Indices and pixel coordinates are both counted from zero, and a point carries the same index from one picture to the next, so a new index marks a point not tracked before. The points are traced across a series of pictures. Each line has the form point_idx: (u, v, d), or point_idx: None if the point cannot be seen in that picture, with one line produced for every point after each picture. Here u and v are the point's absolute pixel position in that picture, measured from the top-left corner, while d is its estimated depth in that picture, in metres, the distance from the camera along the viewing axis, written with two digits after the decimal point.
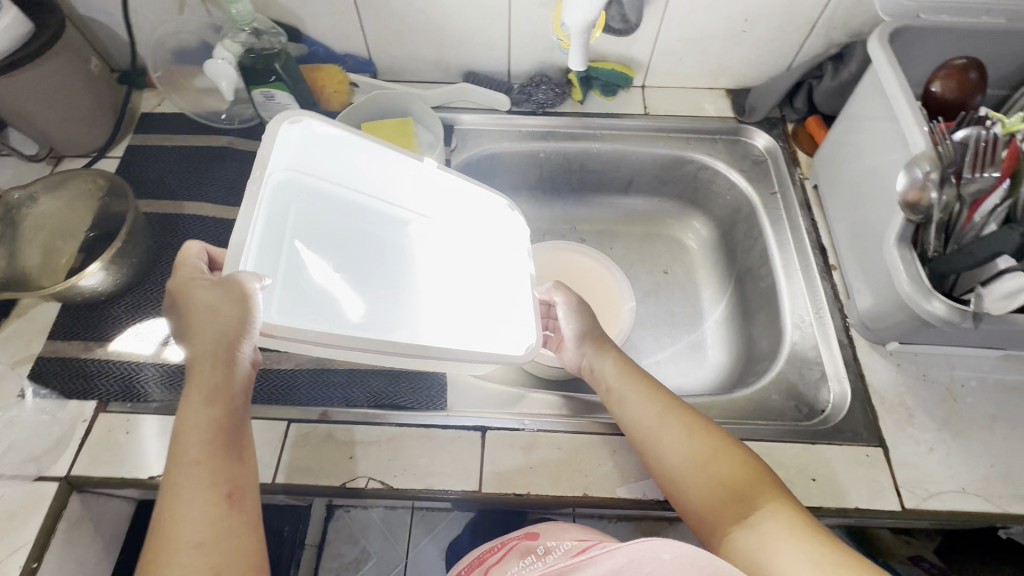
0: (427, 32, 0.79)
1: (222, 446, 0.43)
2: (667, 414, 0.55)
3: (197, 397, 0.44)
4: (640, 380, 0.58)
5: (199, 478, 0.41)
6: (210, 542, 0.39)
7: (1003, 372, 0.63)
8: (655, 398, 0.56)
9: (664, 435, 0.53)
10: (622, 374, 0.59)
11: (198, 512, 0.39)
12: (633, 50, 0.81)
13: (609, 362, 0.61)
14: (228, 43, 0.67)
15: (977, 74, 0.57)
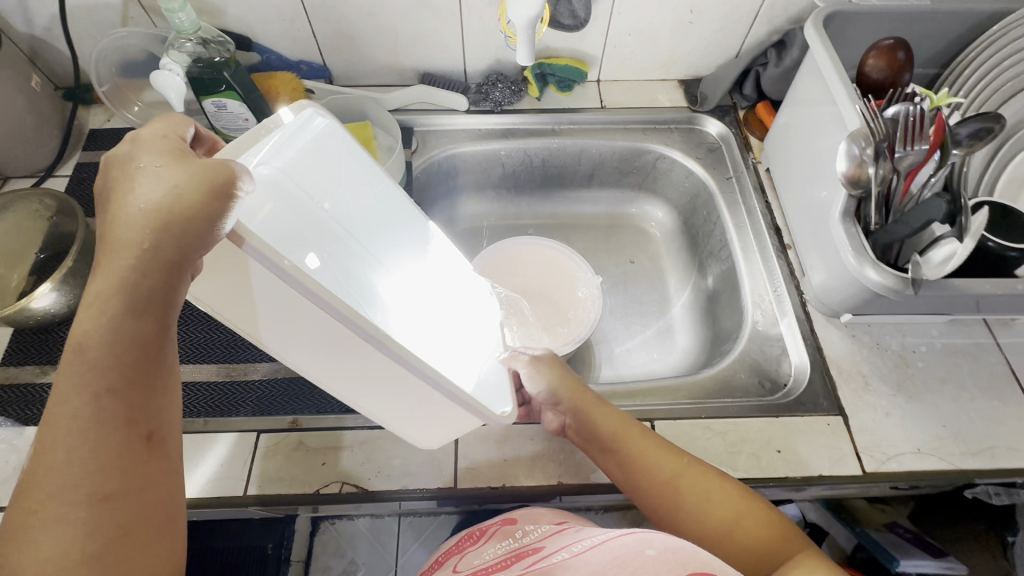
0: (380, 35, 0.79)
1: (143, 375, 0.32)
2: (680, 465, 0.51)
3: (122, 301, 0.32)
4: (638, 436, 0.53)
5: (109, 414, 0.30)
6: (119, 498, 0.30)
7: (949, 336, 0.66)
8: (661, 454, 0.52)
9: (682, 490, 0.49)
10: (618, 431, 0.54)
11: (98, 456, 0.29)
12: (585, 45, 0.82)
13: (602, 416, 0.55)
14: (176, 54, 0.67)
15: (904, 54, 0.59)
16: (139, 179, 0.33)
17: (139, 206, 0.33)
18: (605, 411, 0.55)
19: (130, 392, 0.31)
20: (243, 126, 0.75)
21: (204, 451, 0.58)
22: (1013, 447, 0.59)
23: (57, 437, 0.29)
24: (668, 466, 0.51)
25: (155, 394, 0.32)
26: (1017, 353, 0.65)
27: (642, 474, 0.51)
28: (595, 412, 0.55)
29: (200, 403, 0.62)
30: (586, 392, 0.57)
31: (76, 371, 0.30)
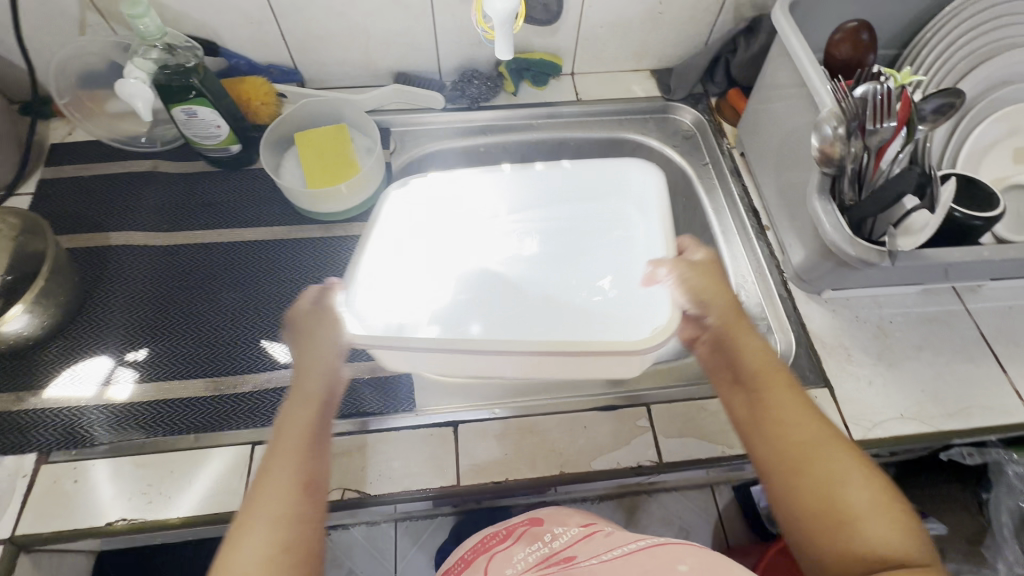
0: (351, 36, 0.78)
1: (306, 445, 0.44)
2: (822, 438, 0.44)
3: (301, 402, 0.48)
4: (780, 381, 0.48)
5: (283, 493, 0.41)
6: (286, 525, 0.39)
7: (923, 305, 0.69)
8: (806, 410, 0.46)
9: (817, 459, 0.43)
10: (762, 373, 0.48)
11: (269, 525, 0.39)
12: (558, 39, 0.83)
13: (744, 349, 0.50)
14: (140, 61, 0.65)
15: (868, 36, 0.62)
16: (305, 310, 0.53)
17: (314, 326, 0.52)
18: (755, 346, 0.50)
19: (297, 480, 0.42)
20: (215, 133, 0.72)
21: (199, 468, 0.57)
22: (985, 405, 0.62)
23: (243, 514, 0.40)
24: (811, 426, 0.45)
25: (315, 488, 0.42)
26: (986, 316, 0.69)
27: (772, 427, 0.45)
28: (739, 342, 0.50)
29: (191, 419, 0.60)
30: (736, 319, 0.52)
31: (266, 464, 0.43)
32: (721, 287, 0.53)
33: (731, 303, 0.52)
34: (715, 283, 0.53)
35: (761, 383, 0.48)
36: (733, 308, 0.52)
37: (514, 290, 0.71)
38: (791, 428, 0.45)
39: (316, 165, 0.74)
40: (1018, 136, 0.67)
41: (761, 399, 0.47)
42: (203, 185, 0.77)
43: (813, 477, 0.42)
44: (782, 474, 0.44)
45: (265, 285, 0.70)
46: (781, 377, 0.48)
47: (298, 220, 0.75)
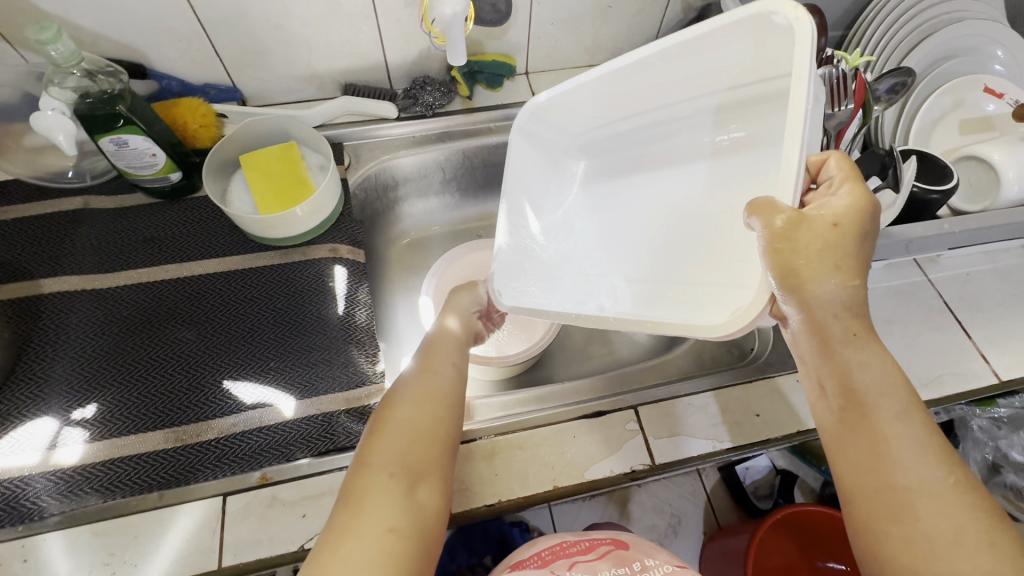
0: (292, 48, 0.74)
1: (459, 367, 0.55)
2: (941, 483, 0.38)
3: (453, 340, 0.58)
4: (902, 409, 0.40)
5: (436, 393, 0.50)
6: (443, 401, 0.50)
7: (890, 279, 0.71)
8: (925, 449, 0.39)
9: (923, 501, 0.38)
10: (884, 389, 0.41)
11: (423, 412, 0.48)
12: (510, 39, 0.81)
13: (853, 363, 0.41)
14: (58, 91, 0.60)
15: (818, 19, 0.62)
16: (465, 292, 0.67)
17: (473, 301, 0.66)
18: (876, 360, 0.41)
19: (445, 388, 0.51)
20: (150, 162, 0.67)
21: (166, 529, 0.53)
22: (955, 372, 0.64)
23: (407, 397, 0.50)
24: (928, 475, 0.38)
25: (455, 402, 0.51)
26: (948, 285, 0.71)
27: (874, 456, 0.40)
28: (855, 349, 0.41)
29: (151, 477, 0.55)
30: (844, 325, 0.41)
31: (427, 369, 0.53)
32: (820, 263, 0.40)
33: (845, 304, 0.41)
34: (822, 258, 0.40)
35: (871, 410, 0.41)
36: (847, 309, 0.41)
37: (644, 208, 0.63)
38: (899, 473, 0.39)
39: (266, 189, 0.69)
40: (964, 108, 0.69)
41: (872, 427, 0.40)
42: (142, 219, 0.71)
43: (905, 524, 0.38)
44: (875, 507, 0.39)
45: (223, 322, 0.65)
46: (903, 408, 0.40)
47: (251, 248, 0.71)
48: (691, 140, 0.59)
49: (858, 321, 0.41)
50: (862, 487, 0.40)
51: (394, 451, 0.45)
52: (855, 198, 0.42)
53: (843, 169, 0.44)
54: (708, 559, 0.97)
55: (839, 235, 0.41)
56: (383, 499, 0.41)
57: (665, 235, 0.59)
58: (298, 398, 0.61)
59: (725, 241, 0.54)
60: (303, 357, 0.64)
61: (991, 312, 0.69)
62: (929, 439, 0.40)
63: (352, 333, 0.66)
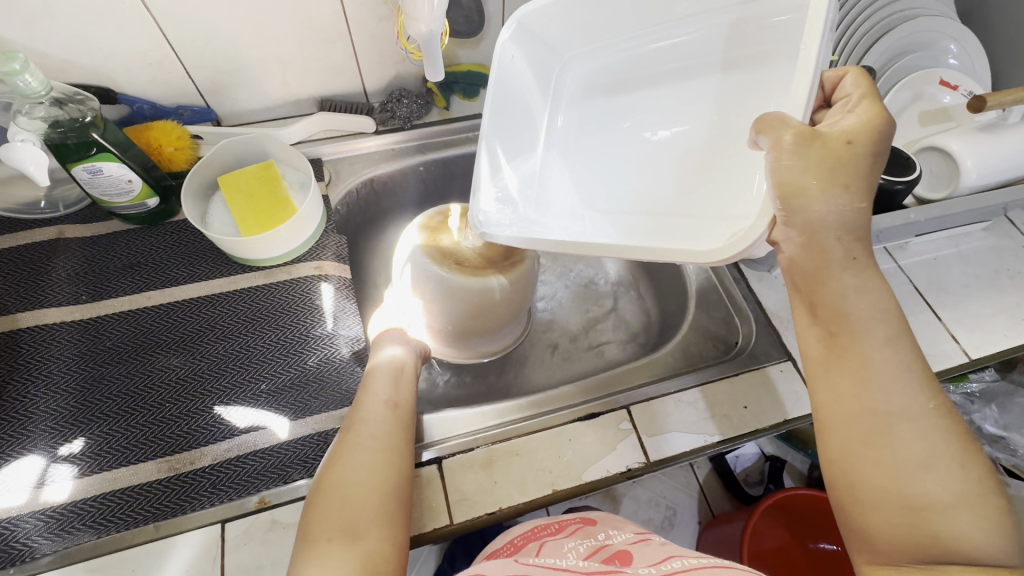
0: (267, 67, 0.74)
1: (398, 416, 0.55)
2: (912, 401, 0.42)
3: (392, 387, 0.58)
4: (889, 337, 0.43)
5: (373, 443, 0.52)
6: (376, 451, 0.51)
7: None
8: (910, 377, 0.42)
9: (900, 418, 0.42)
10: (873, 315, 0.43)
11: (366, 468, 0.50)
12: (483, 49, 0.81)
13: (849, 288, 0.43)
14: (27, 121, 0.58)
15: None
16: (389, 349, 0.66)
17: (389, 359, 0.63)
18: (872, 287, 0.43)
19: (385, 435, 0.53)
20: (127, 189, 0.66)
21: (164, 560, 0.53)
22: (928, 354, 0.67)
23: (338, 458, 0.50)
24: (906, 398, 0.42)
25: (397, 450, 0.52)
26: (917, 270, 0.74)
27: (860, 379, 0.43)
28: (853, 273, 0.43)
29: (146, 509, 0.55)
30: (846, 248, 0.43)
31: (356, 418, 0.54)
32: (829, 183, 0.41)
33: (846, 226, 0.42)
34: (833, 179, 0.41)
35: (863, 335, 0.43)
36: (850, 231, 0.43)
37: (631, 133, 0.61)
38: (881, 399, 0.42)
39: (249, 208, 0.69)
40: (922, 100, 0.72)
41: (862, 355, 0.43)
42: (120, 247, 0.70)
43: (881, 448, 0.42)
44: (852, 427, 0.43)
45: (212, 345, 0.65)
46: (891, 334, 0.43)
47: (234, 270, 0.70)
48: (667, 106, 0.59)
49: (860, 246, 0.43)
50: (844, 410, 0.43)
51: (335, 513, 0.46)
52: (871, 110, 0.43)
53: (860, 85, 0.46)
54: (703, 548, 0.99)
55: (855, 140, 0.42)
56: (325, 563, 0.42)
57: (648, 172, 0.58)
58: (292, 419, 0.61)
59: (710, 177, 0.54)
60: (294, 378, 0.63)
61: (959, 294, 0.72)
62: (910, 363, 0.43)
63: (342, 349, 0.66)
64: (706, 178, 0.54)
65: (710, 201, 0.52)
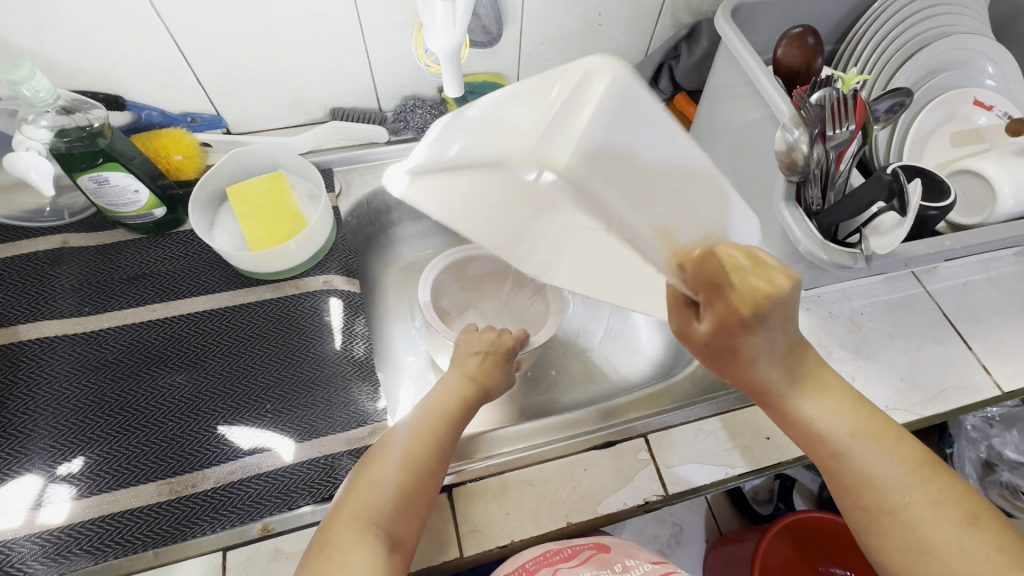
0: (280, 75, 0.72)
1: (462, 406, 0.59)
2: (888, 464, 0.42)
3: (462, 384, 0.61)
4: (865, 429, 0.44)
5: (407, 453, 0.52)
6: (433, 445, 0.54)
7: (888, 292, 0.71)
8: (901, 455, 0.43)
9: (888, 484, 0.42)
10: (827, 414, 0.44)
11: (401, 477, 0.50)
12: (500, 59, 0.79)
13: (797, 403, 0.44)
14: (32, 130, 0.57)
15: (813, 40, 0.63)
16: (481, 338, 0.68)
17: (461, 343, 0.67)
18: (815, 394, 0.44)
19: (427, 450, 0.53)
20: (133, 199, 0.64)
21: None
22: (959, 385, 0.65)
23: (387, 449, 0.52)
24: (885, 464, 0.42)
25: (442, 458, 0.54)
26: (945, 297, 0.71)
27: (839, 459, 0.44)
28: (811, 386, 0.44)
29: (145, 533, 0.53)
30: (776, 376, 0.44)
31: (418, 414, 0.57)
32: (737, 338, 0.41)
33: (767, 368, 0.43)
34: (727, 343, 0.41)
35: (827, 432, 0.44)
36: (796, 343, 0.43)
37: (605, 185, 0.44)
38: (864, 470, 0.43)
39: (257, 221, 0.67)
40: (954, 121, 0.70)
41: (856, 458, 0.43)
42: (125, 257, 0.68)
43: (910, 537, 0.41)
44: (849, 496, 0.44)
45: (218, 361, 0.63)
46: (846, 419, 0.44)
47: (241, 283, 0.68)
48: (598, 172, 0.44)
49: (787, 361, 0.43)
50: (838, 483, 0.44)
51: (361, 509, 0.47)
52: (740, 303, 0.39)
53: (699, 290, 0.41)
54: (710, 569, 0.97)
55: (743, 347, 0.41)
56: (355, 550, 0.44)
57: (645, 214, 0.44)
58: (297, 441, 0.59)
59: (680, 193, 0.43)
60: (299, 398, 0.61)
61: (989, 323, 0.70)
62: (874, 431, 0.44)
63: (349, 369, 0.64)
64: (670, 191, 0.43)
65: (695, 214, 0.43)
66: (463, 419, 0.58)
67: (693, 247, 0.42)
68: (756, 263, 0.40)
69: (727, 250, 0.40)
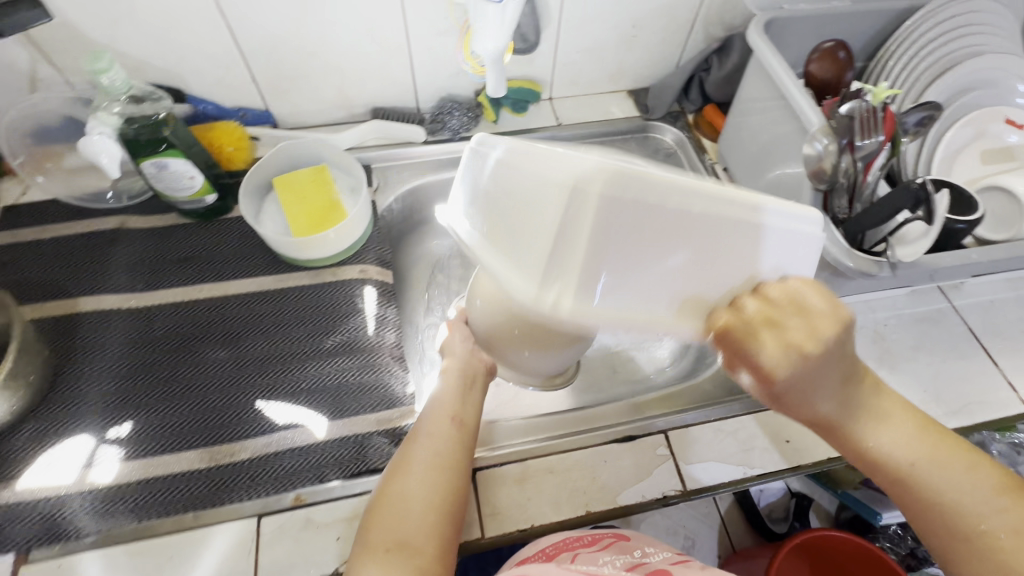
0: (328, 74, 0.76)
1: (467, 401, 0.58)
2: (968, 489, 0.42)
3: (467, 383, 0.60)
4: (931, 456, 0.43)
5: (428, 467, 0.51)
6: (444, 449, 0.53)
7: (913, 305, 0.72)
8: (974, 480, 0.42)
9: (973, 510, 0.41)
10: (905, 447, 0.43)
11: (427, 486, 0.50)
12: (536, 66, 0.82)
13: (877, 439, 0.44)
14: (104, 116, 0.61)
15: (845, 54, 0.65)
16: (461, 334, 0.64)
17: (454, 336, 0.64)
18: (888, 429, 0.44)
19: (448, 455, 0.52)
20: (187, 185, 0.68)
21: (201, 550, 0.54)
22: (983, 401, 0.65)
23: (406, 463, 0.51)
24: (967, 491, 0.42)
25: (456, 468, 0.52)
26: (971, 313, 0.72)
27: (918, 491, 0.43)
28: (874, 415, 0.44)
29: (186, 497, 0.56)
30: (849, 413, 0.43)
31: (427, 419, 0.56)
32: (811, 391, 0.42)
33: (828, 422, 0.44)
34: (778, 394, 0.43)
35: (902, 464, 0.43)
36: (851, 376, 0.43)
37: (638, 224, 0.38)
38: (946, 496, 0.42)
39: (301, 210, 0.71)
40: (985, 138, 0.70)
41: (927, 488, 0.43)
42: (177, 239, 0.72)
43: (990, 561, 0.40)
44: (934, 523, 0.43)
45: (257, 341, 0.66)
46: (917, 450, 0.43)
47: (282, 268, 0.72)
48: (619, 239, 0.38)
49: (847, 392, 0.43)
50: (918, 510, 0.44)
51: (392, 528, 0.47)
52: (777, 363, 0.40)
53: (752, 317, 0.41)
54: None
55: (795, 392, 0.42)
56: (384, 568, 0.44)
57: (663, 258, 0.39)
58: (329, 419, 0.61)
59: (693, 233, 0.39)
60: (331, 379, 0.64)
61: (1016, 340, 0.69)
62: (949, 457, 0.43)
63: (379, 355, 0.67)
64: (675, 238, 0.39)
65: (705, 248, 0.39)
66: (467, 410, 0.57)
67: (720, 312, 0.42)
68: (790, 313, 0.40)
69: (766, 289, 0.41)
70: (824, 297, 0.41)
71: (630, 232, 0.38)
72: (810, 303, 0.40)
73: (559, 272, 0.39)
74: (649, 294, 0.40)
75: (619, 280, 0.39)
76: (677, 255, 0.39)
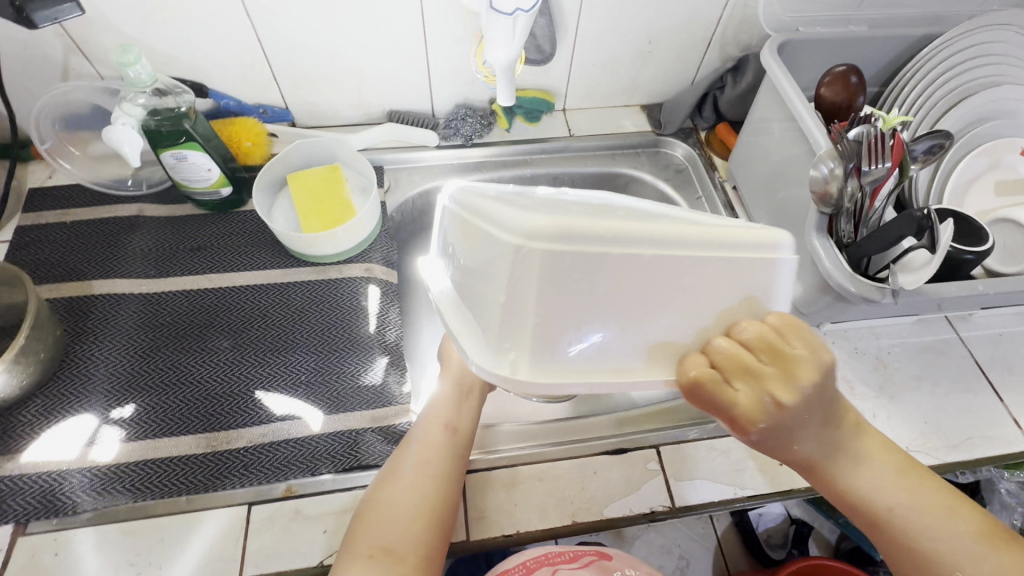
0: (347, 77, 0.78)
1: (462, 412, 0.58)
2: (948, 536, 0.41)
3: (464, 393, 0.59)
4: (911, 500, 0.43)
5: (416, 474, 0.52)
6: (433, 459, 0.53)
7: (919, 334, 0.71)
8: (957, 527, 0.42)
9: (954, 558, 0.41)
10: (888, 488, 0.43)
11: (413, 492, 0.50)
12: (550, 77, 0.83)
13: (858, 478, 0.43)
14: (129, 106, 0.63)
15: (856, 79, 0.65)
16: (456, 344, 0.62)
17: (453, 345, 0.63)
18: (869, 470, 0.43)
19: (438, 461, 0.53)
20: (205, 177, 0.71)
21: (191, 534, 0.55)
22: (986, 436, 0.63)
23: (395, 471, 0.52)
24: (948, 538, 0.41)
25: (446, 477, 0.53)
26: (979, 345, 0.70)
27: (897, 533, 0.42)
28: (849, 457, 0.44)
29: (181, 481, 0.57)
30: (831, 454, 0.43)
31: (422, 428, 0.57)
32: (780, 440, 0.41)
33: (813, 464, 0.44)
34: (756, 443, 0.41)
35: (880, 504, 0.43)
36: (828, 417, 0.42)
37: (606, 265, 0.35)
38: (926, 542, 0.42)
39: (312, 206, 0.72)
40: (999, 169, 0.70)
41: (910, 529, 0.42)
42: (191, 229, 0.74)
43: None
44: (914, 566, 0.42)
45: (260, 332, 0.67)
46: (898, 493, 0.43)
47: (290, 262, 0.73)
48: (581, 287, 0.36)
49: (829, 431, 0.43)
50: (898, 553, 0.43)
51: (377, 532, 0.48)
52: (754, 409, 0.39)
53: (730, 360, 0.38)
54: None
55: (774, 436, 0.41)
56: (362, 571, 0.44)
57: (630, 303, 0.37)
58: (326, 413, 0.62)
59: (664, 278, 0.37)
60: (331, 373, 0.65)
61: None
62: (933, 503, 0.43)
63: (378, 353, 0.68)
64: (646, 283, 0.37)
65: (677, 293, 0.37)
66: (462, 419, 0.58)
67: (693, 359, 0.39)
68: (766, 355, 0.39)
69: (742, 328, 0.39)
70: (803, 342, 0.40)
71: (599, 277, 0.36)
72: (790, 346, 0.40)
73: (515, 328, 0.37)
74: (607, 346, 0.38)
75: (586, 322, 0.37)
76: (650, 299, 0.37)
